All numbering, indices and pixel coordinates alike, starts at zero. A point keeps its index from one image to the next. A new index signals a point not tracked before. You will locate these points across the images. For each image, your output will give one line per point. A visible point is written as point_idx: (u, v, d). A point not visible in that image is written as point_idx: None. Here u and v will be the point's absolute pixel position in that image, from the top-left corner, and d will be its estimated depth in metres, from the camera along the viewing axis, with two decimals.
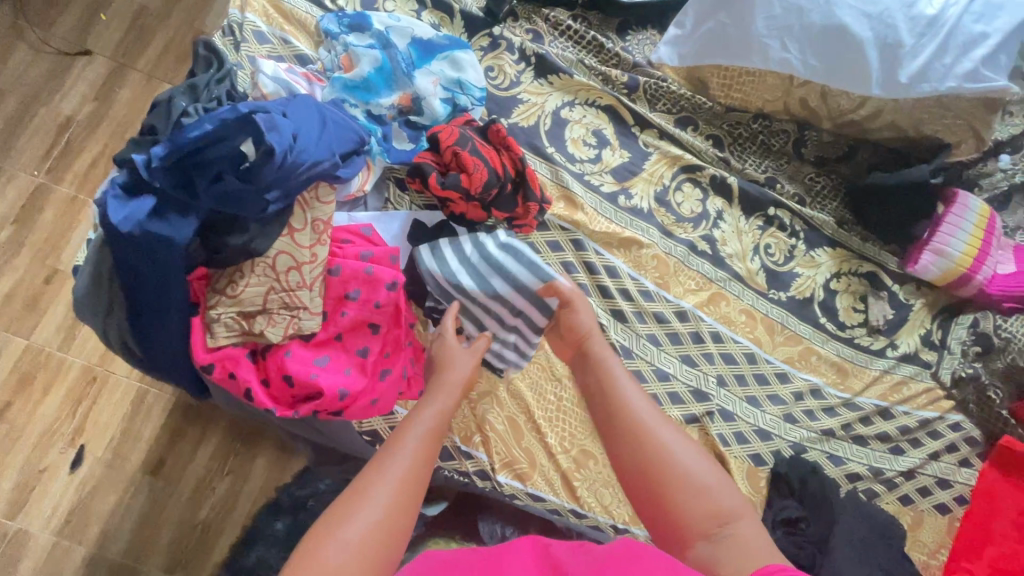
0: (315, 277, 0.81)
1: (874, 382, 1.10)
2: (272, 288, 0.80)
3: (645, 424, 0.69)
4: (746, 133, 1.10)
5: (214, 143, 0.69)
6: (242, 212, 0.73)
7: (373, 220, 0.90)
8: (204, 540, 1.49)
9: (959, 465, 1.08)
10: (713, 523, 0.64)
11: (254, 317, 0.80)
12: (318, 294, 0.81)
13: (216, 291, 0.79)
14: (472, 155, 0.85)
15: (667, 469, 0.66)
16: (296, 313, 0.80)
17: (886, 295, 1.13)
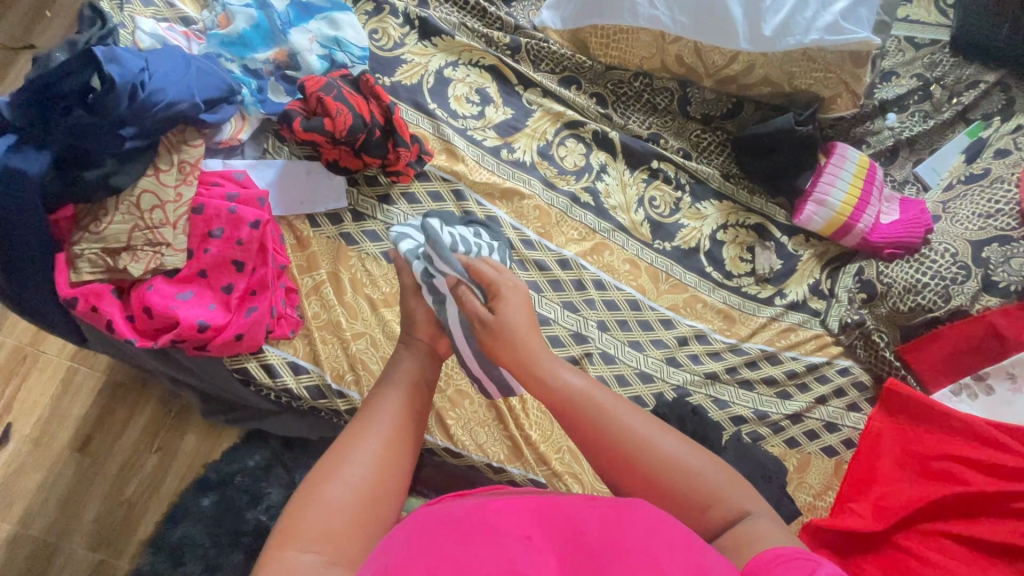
0: (178, 215, 0.84)
1: (761, 329, 1.11)
2: (136, 226, 0.83)
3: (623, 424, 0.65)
4: (629, 92, 1.15)
5: (63, 78, 0.74)
6: (97, 146, 0.77)
7: (248, 167, 0.94)
8: (130, 516, 1.51)
9: (848, 409, 1.09)
10: (713, 513, 0.60)
11: (119, 254, 0.83)
12: (182, 232, 0.84)
13: (81, 228, 0.82)
14: (336, 100, 0.89)
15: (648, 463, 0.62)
16: (159, 249, 0.83)
17: (773, 246, 1.16)
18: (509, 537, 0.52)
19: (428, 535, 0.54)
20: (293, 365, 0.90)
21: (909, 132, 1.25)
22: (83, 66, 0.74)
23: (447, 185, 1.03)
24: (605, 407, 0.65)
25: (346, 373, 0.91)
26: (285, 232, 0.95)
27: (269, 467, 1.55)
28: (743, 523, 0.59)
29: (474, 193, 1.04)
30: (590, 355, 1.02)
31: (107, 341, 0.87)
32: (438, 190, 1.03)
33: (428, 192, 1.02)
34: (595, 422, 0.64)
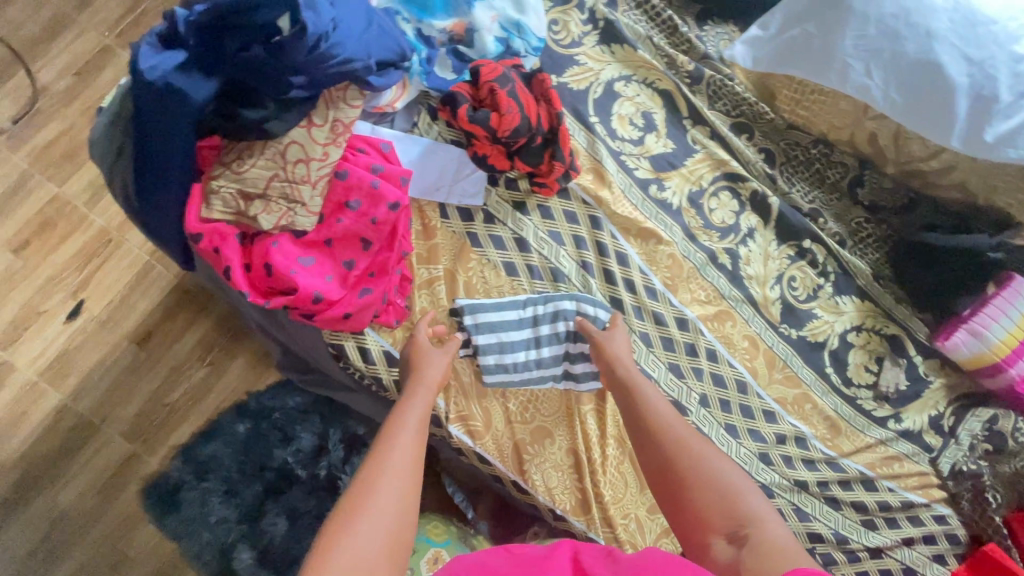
0: (320, 176, 0.79)
1: (865, 448, 1.02)
2: (276, 175, 0.78)
3: (681, 438, 0.70)
4: (802, 156, 1.04)
5: (250, 10, 0.67)
6: (263, 87, 0.73)
7: (396, 139, 0.88)
8: (170, 420, 1.54)
9: (933, 560, 1.00)
10: (732, 520, 0.62)
11: (252, 200, 0.78)
12: (319, 195, 0.80)
13: (222, 164, 0.78)
14: (509, 96, 0.82)
15: (681, 459, 0.68)
16: (293, 206, 0.79)
17: (904, 364, 1.05)
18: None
19: None
20: (388, 356, 0.86)
21: None
22: (273, 4, 0.67)
23: (586, 209, 0.95)
24: (664, 420, 0.73)
25: None
26: (414, 216, 0.90)
27: (308, 412, 1.57)
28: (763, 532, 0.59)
29: (611, 224, 0.96)
30: None
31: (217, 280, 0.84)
32: (576, 212, 0.95)
33: (565, 210, 0.95)
34: (659, 433, 0.72)
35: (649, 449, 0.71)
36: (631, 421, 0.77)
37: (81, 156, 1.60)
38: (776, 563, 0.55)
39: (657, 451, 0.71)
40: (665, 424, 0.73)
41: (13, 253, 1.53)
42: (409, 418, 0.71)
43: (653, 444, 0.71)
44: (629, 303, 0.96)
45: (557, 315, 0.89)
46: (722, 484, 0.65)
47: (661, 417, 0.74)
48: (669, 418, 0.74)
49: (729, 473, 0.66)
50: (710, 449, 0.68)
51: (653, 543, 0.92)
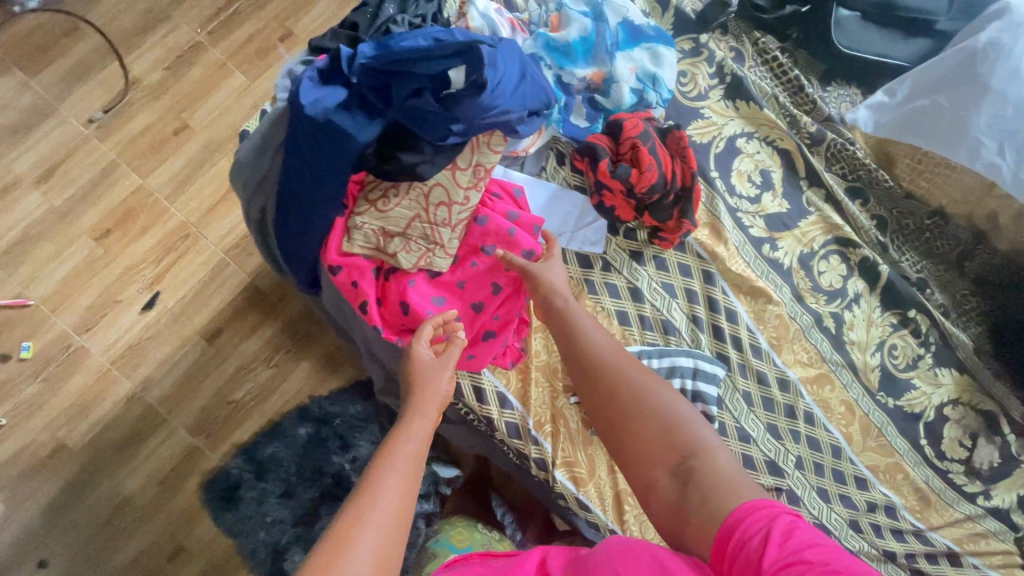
0: (460, 219, 0.82)
1: (953, 523, 1.01)
2: (418, 216, 0.82)
3: (623, 377, 0.68)
4: (914, 226, 1.04)
5: (430, 60, 0.71)
6: (424, 133, 0.75)
7: (527, 183, 0.89)
8: (233, 417, 1.56)
9: None
10: (682, 459, 0.61)
11: (392, 237, 0.82)
12: (457, 236, 0.83)
13: (368, 201, 0.82)
14: (649, 154, 0.82)
15: (627, 405, 0.66)
16: (432, 246, 0.82)
17: (998, 441, 1.04)
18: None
19: None
20: (500, 397, 0.87)
21: None
22: (454, 57, 0.71)
23: (700, 264, 0.96)
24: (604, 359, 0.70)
25: (546, 423, 0.89)
26: None
27: (368, 421, 1.59)
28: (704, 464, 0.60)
29: (723, 280, 0.96)
30: (780, 490, 0.95)
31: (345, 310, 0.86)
32: (689, 265, 0.96)
33: (679, 263, 0.95)
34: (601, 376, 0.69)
35: (598, 398, 0.69)
36: (572, 358, 0.73)
37: (165, 149, 1.62)
38: (724, 496, 0.57)
39: (607, 398, 0.68)
40: (612, 368, 0.70)
41: (96, 240, 1.56)
42: (405, 447, 0.65)
43: (600, 392, 0.69)
44: (735, 360, 0.96)
45: (674, 371, 0.90)
46: (664, 420, 0.64)
47: (605, 361, 0.70)
48: (613, 360, 0.70)
49: (676, 411, 0.65)
50: (656, 386, 0.67)
51: None
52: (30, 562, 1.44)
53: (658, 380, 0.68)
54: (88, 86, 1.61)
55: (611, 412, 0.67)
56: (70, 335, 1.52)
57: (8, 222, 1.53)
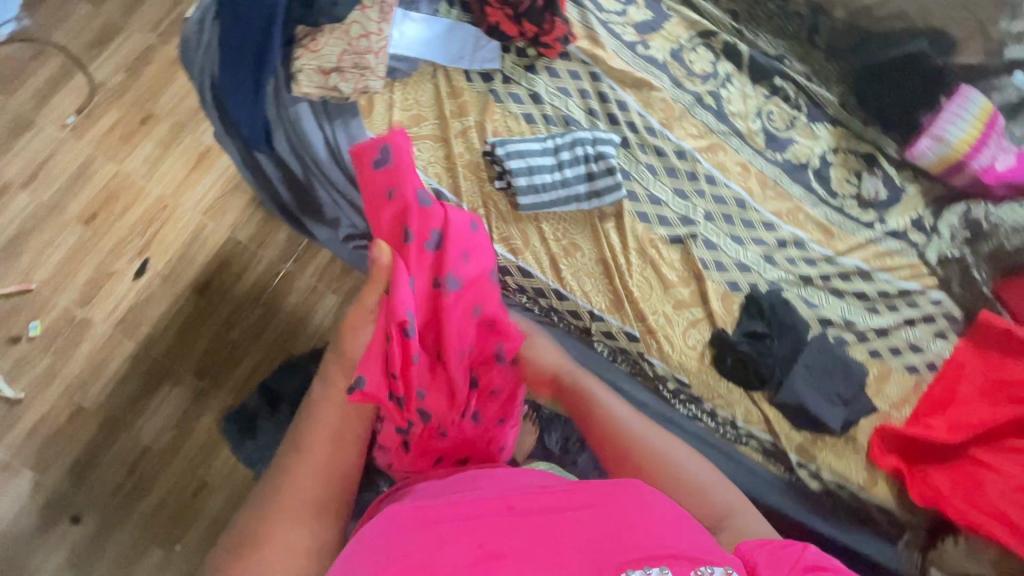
0: (381, 46, 1.00)
1: (858, 247, 1.16)
2: (346, 50, 0.98)
3: (639, 438, 0.86)
4: (763, 14, 1.23)
5: None
6: None
7: (424, 20, 1.07)
8: (234, 356, 1.64)
9: (934, 337, 1.12)
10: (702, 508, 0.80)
11: (329, 74, 0.98)
12: (382, 61, 1.01)
13: (301, 48, 0.99)
14: None
15: (671, 479, 0.81)
16: (365, 72, 1.00)
17: (880, 175, 1.21)
18: (499, 520, 0.66)
19: (410, 523, 0.66)
20: (435, 191, 1.03)
21: None
22: None
23: (586, 67, 1.14)
24: (617, 429, 0.87)
25: (479, 207, 1.04)
26: (443, 81, 1.08)
27: None
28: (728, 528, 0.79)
29: (608, 78, 1.14)
30: (695, 238, 1.09)
31: (307, 133, 1.01)
32: (577, 70, 1.14)
33: (568, 69, 1.13)
34: (622, 446, 0.85)
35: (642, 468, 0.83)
36: (597, 434, 0.88)
37: (135, 137, 1.80)
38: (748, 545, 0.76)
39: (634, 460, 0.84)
40: (633, 435, 0.86)
41: (85, 224, 1.70)
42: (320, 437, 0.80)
43: (641, 465, 0.83)
44: (634, 141, 1.13)
45: (576, 142, 1.06)
46: (680, 477, 0.82)
47: (620, 434, 0.86)
48: (663, 450, 0.85)
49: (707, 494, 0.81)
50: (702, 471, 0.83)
51: (682, 334, 1.05)
52: (65, 519, 1.47)
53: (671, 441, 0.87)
54: (60, 97, 1.81)
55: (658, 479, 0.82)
56: (72, 310, 1.63)
57: (3, 222, 1.68)
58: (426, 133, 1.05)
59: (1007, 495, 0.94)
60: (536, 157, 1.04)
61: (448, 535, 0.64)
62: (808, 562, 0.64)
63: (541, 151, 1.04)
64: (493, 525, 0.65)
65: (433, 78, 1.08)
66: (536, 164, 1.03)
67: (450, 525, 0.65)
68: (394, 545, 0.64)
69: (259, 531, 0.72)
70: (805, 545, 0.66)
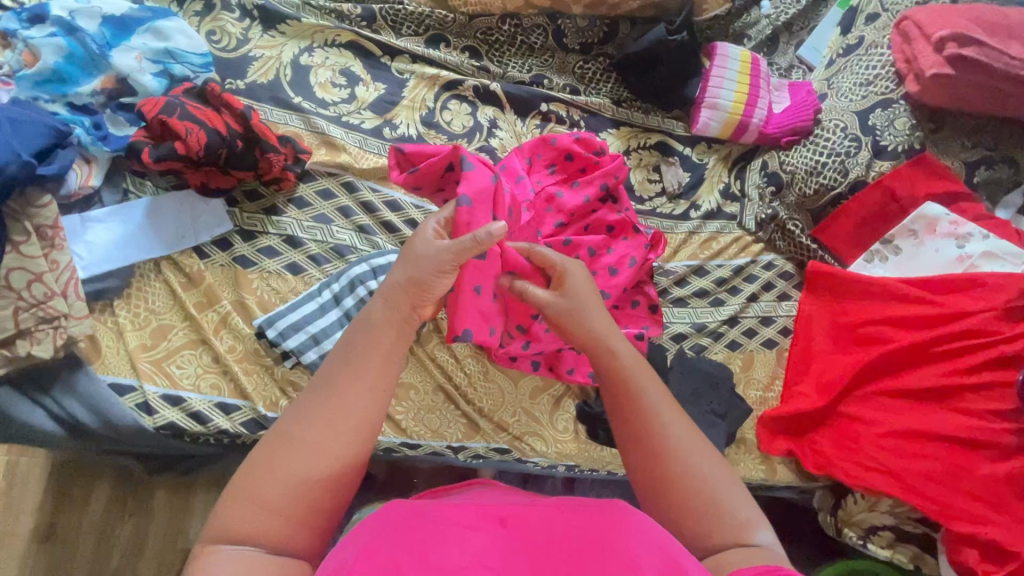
0: (64, 283, 0.79)
1: (682, 245, 1.13)
2: (19, 308, 0.77)
3: (677, 442, 0.66)
4: (501, 37, 1.10)
5: None
6: None
7: (112, 216, 0.86)
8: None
9: (779, 300, 1.14)
10: (714, 517, 0.62)
11: (14, 342, 0.77)
12: (76, 299, 0.80)
13: None
14: (181, 120, 0.82)
15: (676, 471, 0.64)
16: (58, 323, 0.78)
17: (677, 160, 1.16)
18: (484, 536, 0.56)
19: (398, 522, 0.58)
20: (223, 406, 0.86)
21: (786, 16, 1.24)
22: None
23: (336, 180, 0.97)
24: (640, 394, 0.68)
25: (280, 399, 0.88)
26: (172, 273, 0.88)
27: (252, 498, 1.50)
28: (744, 545, 0.61)
29: (365, 181, 0.99)
30: None
31: (21, 422, 0.80)
32: (327, 187, 0.97)
33: (318, 192, 0.96)
34: (660, 447, 0.65)
35: (641, 446, 0.66)
36: (652, 423, 0.67)
37: None
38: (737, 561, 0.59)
39: (660, 478, 0.65)
40: (672, 434, 0.66)
41: None
42: (355, 385, 0.63)
43: (640, 438, 0.67)
44: None
45: (354, 283, 0.90)
46: (686, 480, 0.64)
47: (620, 371, 0.70)
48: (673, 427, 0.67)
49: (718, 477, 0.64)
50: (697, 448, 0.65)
51: (551, 420, 1.00)
52: None
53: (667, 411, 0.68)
54: None
55: (654, 468, 0.65)
56: None
57: None
58: (179, 343, 0.87)
59: (875, 442, 0.98)
60: (312, 320, 0.88)
61: (450, 537, 0.55)
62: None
63: (312, 309, 0.89)
64: (477, 544, 0.55)
65: (159, 273, 0.88)
66: (314, 328, 0.88)
67: (441, 538, 0.55)
68: (391, 550, 0.54)
69: (262, 460, 0.59)
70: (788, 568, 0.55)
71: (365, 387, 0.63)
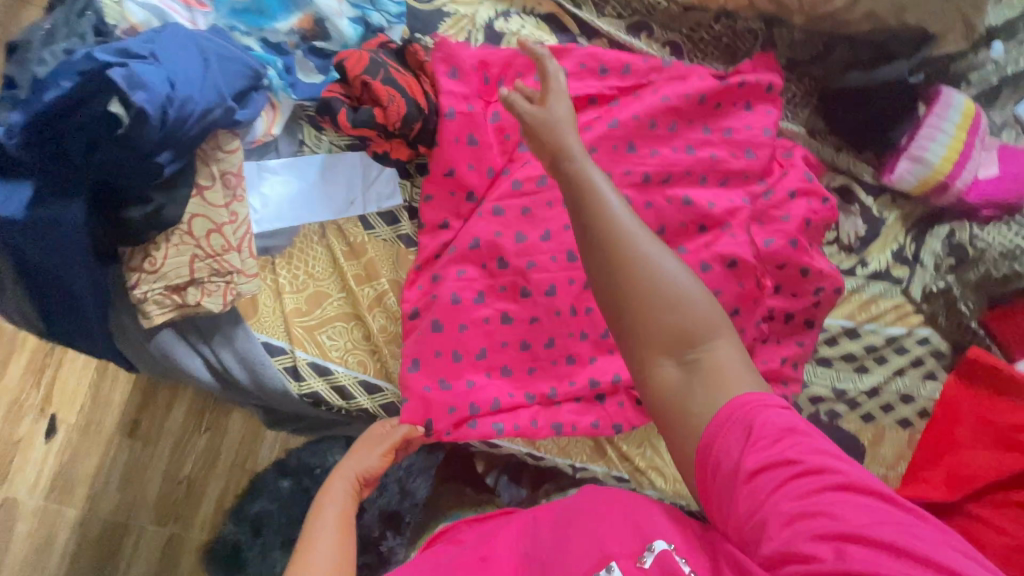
0: (240, 238, 0.76)
1: (841, 302, 1.06)
2: (196, 256, 0.74)
3: (670, 294, 0.54)
4: (707, 36, 1.03)
5: (78, 107, 0.64)
6: (135, 181, 0.68)
7: (286, 169, 0.81)
8: (190, 508, 1.29)
9: (925, 378, 1.07)
10: (695, 328, 0.54)
11: (185, 290, 0.75)
12: (249, 256, 0.77)
13: (134, 269, 0.73)
14: (385, 86, 0.78)
15: (673, 337, 0.54)
16: (229, 279, 0.76)
17: (858, 210, 1.07)
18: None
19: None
20: (366, 385, 0.85)
21: (1016, 67, 1.10)
22: (98, 92, 0.63)
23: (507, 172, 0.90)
24: (642, 261, 0.55)
25: None
26: (335, 239, 0.85)
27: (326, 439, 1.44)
28: (715, 357, 0.54)
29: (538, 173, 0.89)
30: None
31: (180, 366, 0.79)
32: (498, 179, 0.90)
33: None
34: (649, 308, 0.54)
35: (623, 301, 0.55)
36: (640, 285, 0.54)
37: None
38: (725, 412, 0.52)
39: (645, 345, 0.55)
40: (652, 294, 0.54)
41: None
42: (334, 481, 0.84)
43: (622, 292, 0.55)
44: None
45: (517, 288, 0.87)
46: (679, 324, 0.54)
47: (671, 282, 0.55)
48: (624, 217, 0.57)
49: (679, 292, 0.54)
50: (663, 326, 0.54)
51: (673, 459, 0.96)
52: None
53: (670, 269, 0.55)
54: None
55: (636, 326, 0.55)
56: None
57: None
58: (333, 313, 0.84)
59: None
60: (467, 319, 0.84)
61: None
62: (765, 452, 0.50)
63: (471, 309, 0.84)
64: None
65: (324, 236, 0.85)
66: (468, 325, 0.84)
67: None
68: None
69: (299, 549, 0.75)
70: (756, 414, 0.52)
71: (344, 487, 0.83)
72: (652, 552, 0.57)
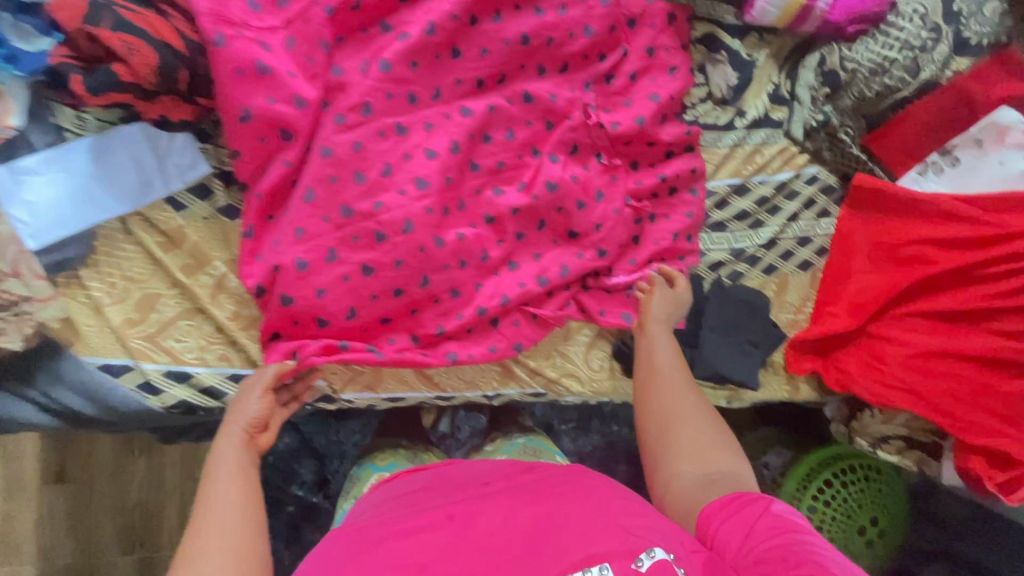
0: (13, 259, 0.64)
1: (725, 160, 1.01)
2: None
3: (685, 443, 0.80)
4: None
5: None
6: None
7: (47, 164, 0.69)
8: (154, 529, 1.24)
9: (818, 218, 1.07)
10: (725, 484, 0.74)
11: None
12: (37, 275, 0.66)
13: None
14: (117, 34, 0.64)
15: (676, 440, 0.81)
16: (19, 309, 0.64)
17: (725, 58, 1.00)
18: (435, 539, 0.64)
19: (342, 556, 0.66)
20: (237, 378, 0.78)
21: None
22: None
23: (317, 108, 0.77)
24: (673, 397, 0.85)
25: None
26: (145, 232, 0.73)
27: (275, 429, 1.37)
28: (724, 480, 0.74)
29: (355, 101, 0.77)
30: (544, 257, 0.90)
31: (10, 417, 0.70)
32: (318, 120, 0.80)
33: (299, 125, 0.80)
34: (662, 416, 0.84)
35: (664, 446, 0.81)
36: (660, 432, 0.82)
37: None
38: (723, 521, 0.66)
39: (665, 451, 0.80)
40: (675, 420, 0.83)
41: None
42: (224, 447, 0.72)
43: (662, 432, 0.82)
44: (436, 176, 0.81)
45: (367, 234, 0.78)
46: (734, 481, 0.74)
47: (668, 407, 0.84)
48: (665, 358, 0.88)
49: (699, 423, 0.82)
50: (679, 401, 0.84)
51: (585, 360, 0.95)
52: None
53: (686, 403, 0.85)
54: None
55: (657, 430, 0.83)
56: None
57: None
58: (171, 314, 0.75)
59: (905, 364, 0.98)
60: (321, 283, 0.75)
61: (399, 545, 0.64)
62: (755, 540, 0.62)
63: (322, 270, 0.75)
64: (431, 539, 0.64)
65: (129, 231, 0.73)
66: (324, 287, 0.75)
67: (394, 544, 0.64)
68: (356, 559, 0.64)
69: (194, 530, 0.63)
70: (770, 501, 0.66)
71: (237, 448, 0.71)
72: (650, 557, 0.58)
